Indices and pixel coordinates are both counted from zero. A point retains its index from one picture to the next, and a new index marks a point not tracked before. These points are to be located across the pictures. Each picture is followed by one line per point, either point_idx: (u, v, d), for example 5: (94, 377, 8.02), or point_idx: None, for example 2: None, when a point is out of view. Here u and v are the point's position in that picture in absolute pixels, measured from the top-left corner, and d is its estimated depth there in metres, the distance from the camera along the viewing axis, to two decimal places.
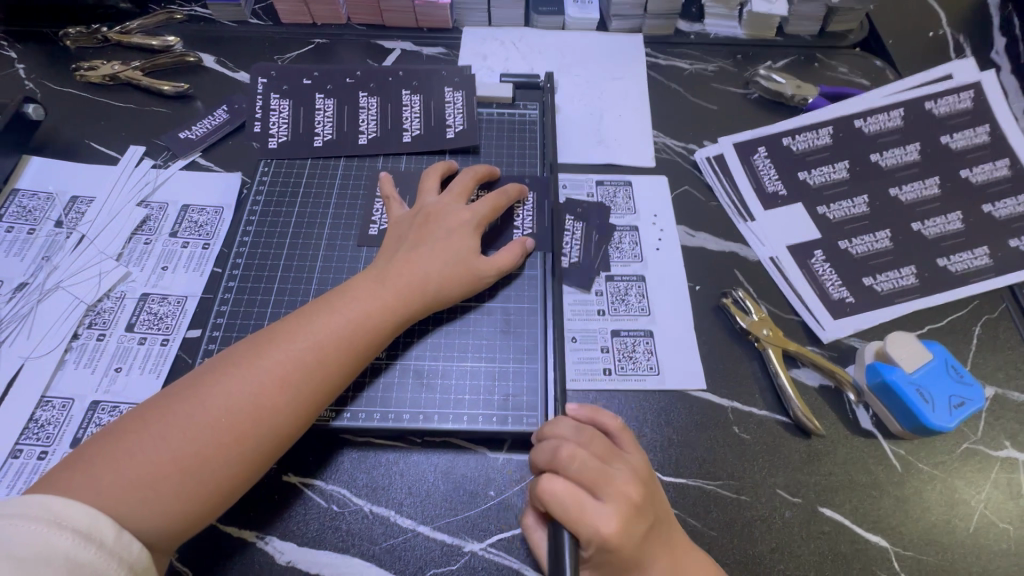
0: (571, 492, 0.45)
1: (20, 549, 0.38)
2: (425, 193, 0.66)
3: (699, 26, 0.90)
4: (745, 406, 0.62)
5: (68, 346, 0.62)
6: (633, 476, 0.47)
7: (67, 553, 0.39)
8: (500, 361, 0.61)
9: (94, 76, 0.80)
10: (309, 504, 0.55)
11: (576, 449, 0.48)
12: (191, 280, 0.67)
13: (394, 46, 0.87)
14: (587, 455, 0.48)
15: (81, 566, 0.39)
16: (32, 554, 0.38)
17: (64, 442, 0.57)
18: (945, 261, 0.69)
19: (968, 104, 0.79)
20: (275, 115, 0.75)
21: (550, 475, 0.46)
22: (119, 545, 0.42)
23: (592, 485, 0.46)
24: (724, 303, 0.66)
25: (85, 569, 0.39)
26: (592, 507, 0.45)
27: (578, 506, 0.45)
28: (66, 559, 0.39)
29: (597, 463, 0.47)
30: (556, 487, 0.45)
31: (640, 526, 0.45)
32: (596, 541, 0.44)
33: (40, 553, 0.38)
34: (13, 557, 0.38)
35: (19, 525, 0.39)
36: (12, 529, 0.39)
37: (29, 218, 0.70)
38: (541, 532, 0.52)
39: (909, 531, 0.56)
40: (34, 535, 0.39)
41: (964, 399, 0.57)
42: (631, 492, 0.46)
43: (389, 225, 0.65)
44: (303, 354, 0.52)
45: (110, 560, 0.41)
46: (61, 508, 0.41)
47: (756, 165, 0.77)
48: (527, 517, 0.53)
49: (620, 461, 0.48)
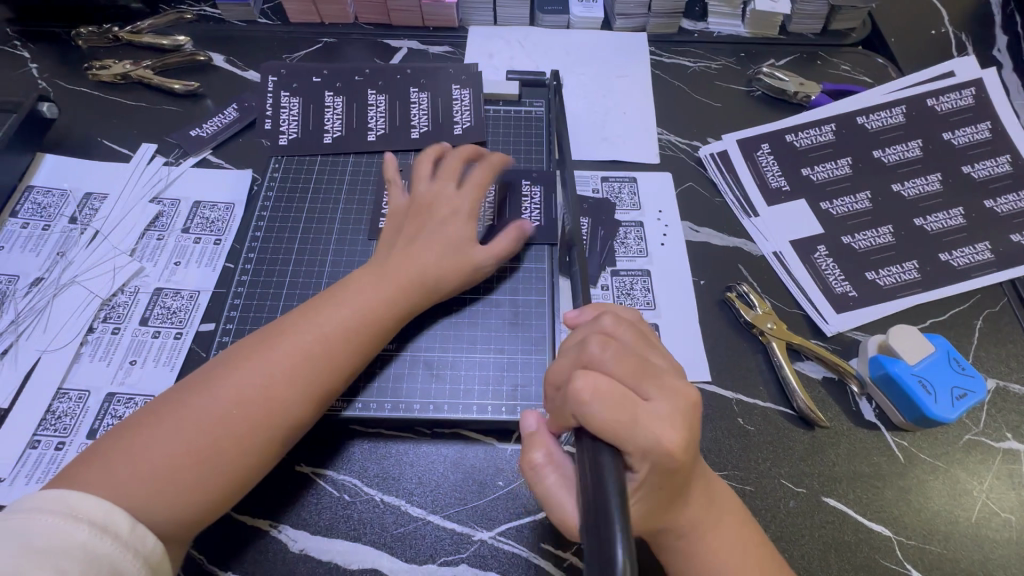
0: (620, 392, 0.43)
1: (38, 540, 0.39)
2: (418, 180, 0.66)
3: (703, 25, 0.91)
4: (749, 398, 0.62)
5: (83, 340, 0.63)
6: (679, 378, 0.47)
7: (83, 544, 0.40)
8: (509, 352, 0.62)
9: (106, 75, 0.81)
10: (321, 494, 0.56)
11: (613, 345, 0.47)
12: (204, 275, 0.68)
13: (402, 45, 0.88)
14: (624, 353, 0.47)
15: (97, 558, 0.40)
16: (51, 545, 0.40)
17: (81, 434, 0.58)
18: (947, 256, 0.70)
19: (969, 101, 0.79)
20: (285, 113, 0.76)
21: (591, 375, 0.44)
22: (133, 537, 0.43)
23: (638, 385, 0.45)
24: (728, 297, 0.67)
25: (103, 560, 0.41)
26: (646, 408, 0.43)
27: (630, 409, 0.42)
28: (82, 549, 0.40)
29: (638, 360, 0.46)
30: (600, 385, 0.43)
31: (692, 429, 0.45)
32: (655, 448, 0.42)
33: (57, 543, 0.40)
34: (31, 547, 0.39)
35: (37, 518, 0.41)
36: (31, 522, 0.40)
37: (44, 214, 0.71)
38: (560, 461, 0.47)
39: (911, 521, 0.56)
40: (51, 527, 0.40)
41: (965, 390, 0.58)
42: (681, 390, 0.46)
43: (387, 215, 0.66)
44: (308, 347, 0.53)
45: (125, 551, 0.42)
46: (77, 502, 0.42)
47: (759, 161, 0.77)
48: (534, 452, 0.47)
49: (658, 360, 0.48)
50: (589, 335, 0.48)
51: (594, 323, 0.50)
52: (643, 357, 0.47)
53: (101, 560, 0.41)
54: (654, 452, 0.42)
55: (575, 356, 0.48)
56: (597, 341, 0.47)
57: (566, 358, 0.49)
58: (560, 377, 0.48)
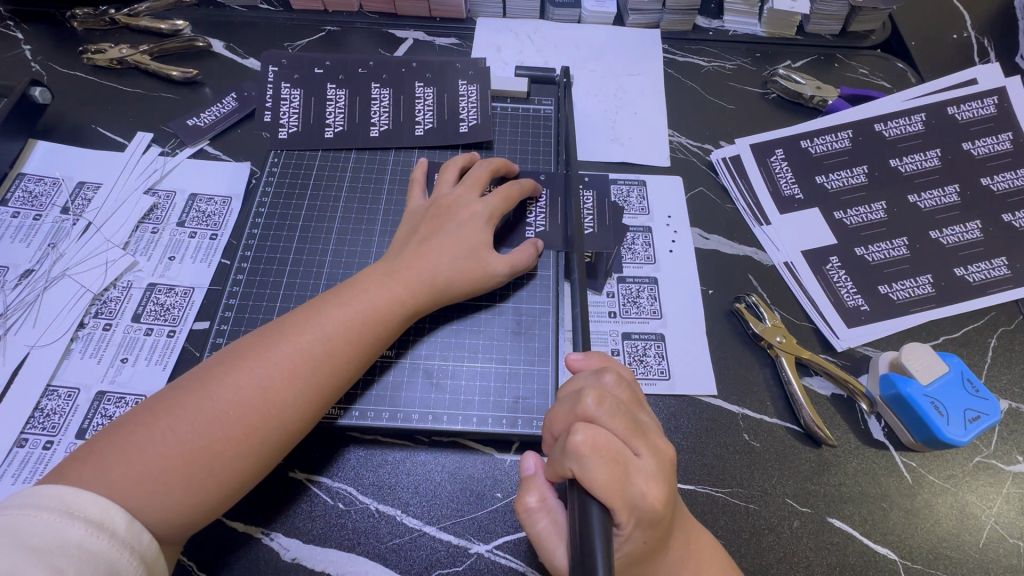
0: (614, 449, 0.43)
1: (32, 538, 0.38)
2: (442, 184, 0.65)
3: (718, 23, 0.89)
4: (756, 414, 0.61)
5: (74, 335, 0.62)
6: (662, 436, 0.47)
7: (78, 542, 0.39)
8: (511, 362, 0.60)
9: (101, 60, 0.79)
10: (315, 502, 0.55)
11: (610, 399, 0.45)
12: (198, 271, 0.66)
13: (407, 36, 0.85)
14: (619, 409, 0.46)
15: (93, 557, 0.39)
16: (45, 544, 0.38)
17: (69, 433, 0.56)
18: (963, 272, 0.68)
19: (991, 110, 0.77)
20: (285, 105, 0.73)
21: (591, 427, 0.43)
22: (131, 535, 0.42)
23: (628, 441, 0.44)
24: (737, 308, 0.66)
25: (98, 559, 0.40)
26: (635, 465, 0.43)
27: (622, 467, 0.42)
28: (78, 549, 0.39)
29: (630, 418, 0.46)
30: (598, 440, 0.42)
31: (673, 486, 0.45)
32: (641, 505, 0.42)
33: (53, 543, 0.39)
34: (25, 546, 0.38)
35: (31, 515, 0.40)
36: (26, 520, 0.39)
37: (35, 204, 0.69)
38: (553, 507, 0.47)
39: (917, 544, 0.55)
40: (47, 525, 0.39)
41: (979, 413, 0.57)
42: (664, 449, 0.46)
43: (405, 214, 0.65)
44: (312, 347, 0.52)
45: (121, 550, 0.41)
46: (72, 498, 0.41)
47: (772, 167, 0.75)
48: (529, 495, 0.47)
49: (646, 419, 0.47)
50: (587, 388, 0.47)
51: (594, 378, 0.49)
52: (634, 414, 0.47)
53: (98, 560, 0.40)
54: (640, 510, 0.42)
55: (572, 410, 0.46)
56: (595, 395, 0.45)
57: (561, 408, 0.47)
58: (556, 427, 0.47)
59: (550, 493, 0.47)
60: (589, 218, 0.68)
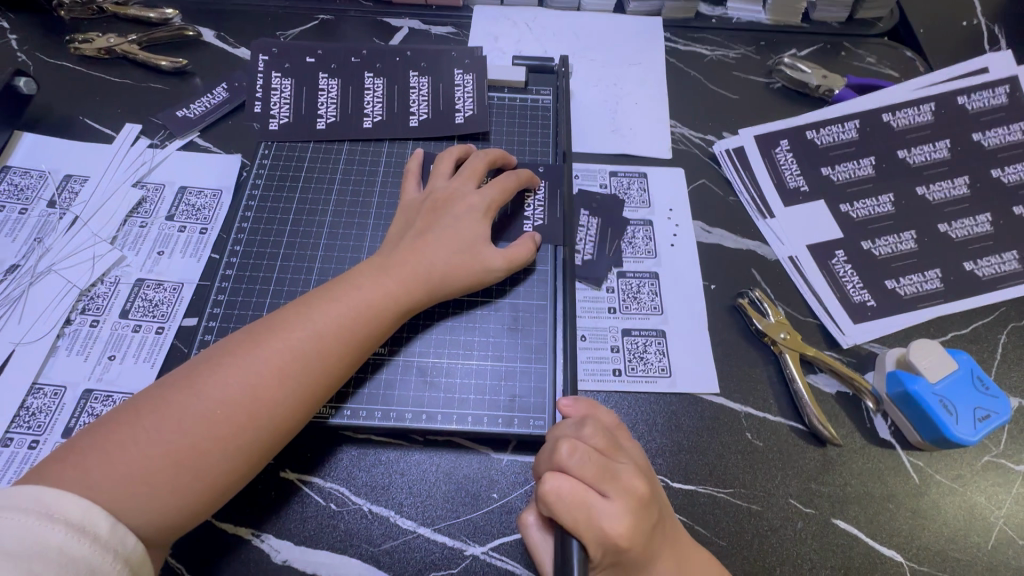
0: (578, 494, 0.42)
1: (9, 541, 0.37)
2: (438, 175, 0.63)
3: (721, 10, 0.86)
4: (759, 412, 0.59)
5: (60, 332, 0.60)
6: (644, 476, 0.45)
7: (58, 546, 0.38)
8: (508, 359, 0.59)
9: (89, 49, 0.77)
10: (307, 502, 0.53)
11: (581, 446, 0.45)
12: (188, 266, 0.65)
13: (403, 24, 0.83)
14: (593, 453, 0.45)
15: (74, 561, 0.38)
16: (23, 548, 0.37)
17: (55, 432, 0.55)
18: (972, 266, 0.66)
19: (1003, 100, 0.75)
20: (276, 95, 0.71)
21: (556, 475, 0.43)
22: (114, 538, 0.41)
23: (598, 487, 0.44)
24: (740, 303, 0.64)
25: (78, 563, 0.38)
26: (601, 511, 0.42)
27: (585, 513, 0.42)
28: (58, 552, 0.38)
29: (604, 463, 0.44)
30: (561, 490, 0.43)
31: (649, 525, 0.44)
32: (608, 548, 0.42)
33: (30, 547, 0.37)
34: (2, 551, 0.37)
35: (6, 516, 0.38)
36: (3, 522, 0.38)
37: (21, 197, 0.67)
38: (546, 530, 0.48)
39: (924, 546, 0.54)
40: (24, 527, 0.38)
41: (989, 412, 0.55)
42: (643, 490, 0.44)
43: (400, 206, 0.63)
44: (303, 344, 0.50)
45: (103, 553, 0.40)
46: (53, 500, 0.40)
47: (776, 158, 0.73)
48: (527, 514, 0.49)
49: (625, 462, 0.46)
50: (562, 437, 0.46)
51: (573, 426, 0.48)
52: (612, 459, 0.45)
53: (79, 563, 0.38)
54: (608, 552, 0.42)
55: (549, 453, 0.46)
56: (568, 443, 0.45)
57: (543, 450, 0.48)
58: (539, 463, 0.48)
59: (545, 515, 0.49)
60: (584, 215, 0.69)
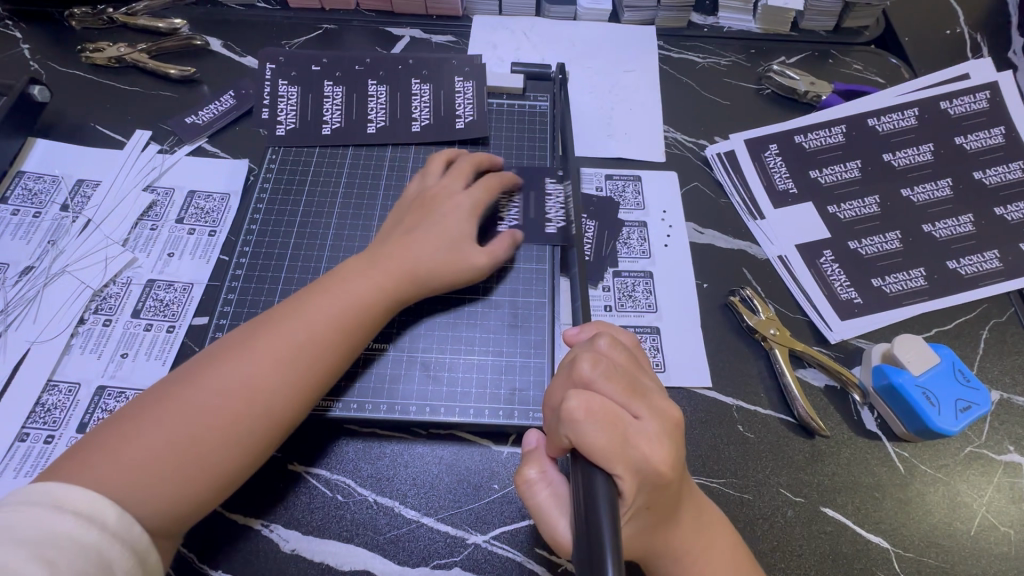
0: (610, 412, 0.43)
1: (22, 532, 0.39)
2: (428, 174, 0.66)
3: (713, 19, 0.89)
4: (750, 405, 0.62)
5: (74, 331, 0.62)
6: (664, 398, 0.48)
7: (67, 533, 0.40)
8: (508, 355, 0.61)
9: (101, 58, 0.79)
10: (314, 494, 0.55)
11: (603, 362, 0.46)
12: (197, 267, 0.67)
13: (404, 34, 0.86)
14: (615, 372, 0.46)
15: (83, 547, 0.40)
16: (35, 536, 0.39)
17: (70, 427, 0.57)
18: (955, 264, 0.69)
19: (984, 105, 0.78)
20: (283, 102, 0.74)
21: (584, 394, 0.43)
22: (120, 527, 0.42)
23: (627, 404, 0.45)
24: (731, 301, 0.66)
25: (88, 549, 0.40)
26: (635, 428, 0.43)
27: (620, 430, 0.42)
28: (68, 539, 0.39)
29: (627, 381, 0.46)
30: (592, 405, 0.43)
31: (678, 448, 0.46)
32: (644, 468, 0.42)
33: (43, 535, 0.39)
34: (15, 541, 0.38)
35: (16, 511, 0.40)
36: (17, 516, 0.40)
37: (34, 201, 0.70)
38: (553, 479, 0.47)
39: (909, 533, 0.56)
40: (37, 519, 0.40)
41: (969, 403, 0.58)
42: (667, 411, 0.46)
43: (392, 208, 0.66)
44: (295, 338, 0.52)
45: (111, 541, 0.41)
46: (63, 494, 0.42)
47: (766, 162, 0.76)
48: (529, 467, 0.47)
49: (645, 382, 0.48)
50: (581, 353, 0.48)
51: (588, 344, 0.50)
52: (632, 377, 0.47)
53: (87, 549, 0.39)
54: (643, 473, 0.42)
55: (568, 376, 0.47)
56: (590, 358, 0.46)
57: (559, 379, 0.48)
58: (553, 398, 0.48)
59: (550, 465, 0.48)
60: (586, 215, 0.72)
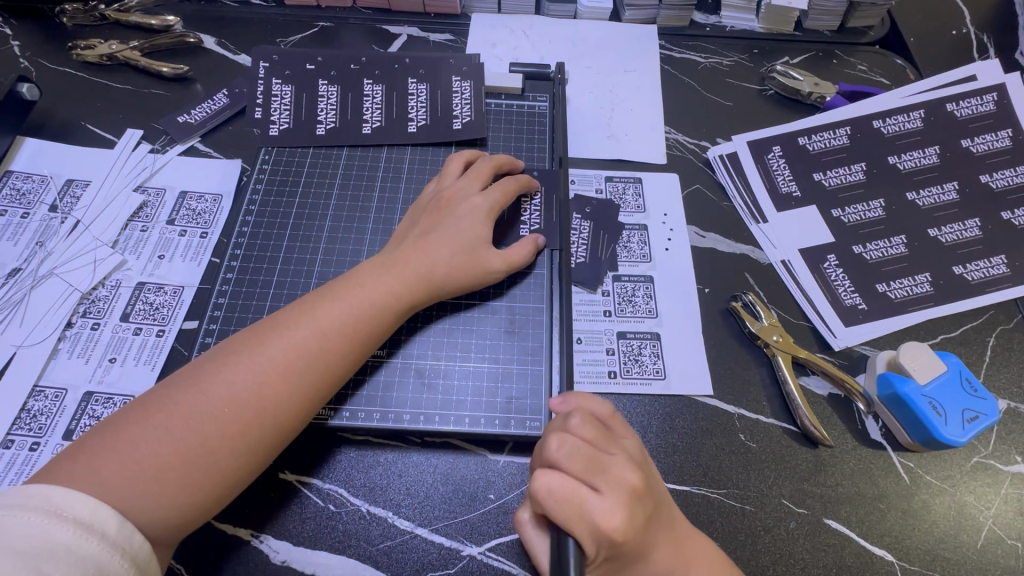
0: (570, 490, 0.42)
1: (19, 541, 0.38)
2: (446, 177, 0.64)
3: (715, 19, 0.88)
4: (752, 414, 0.60)
5: (61, 335, 0.61)
6: (633, 464, 0.46)
7: (66, 545, 0.38)
8: (505, 361, 0.60)
9: (91, 56, 0.78)
10: (306, 504, 0.54)
11: (571, 439, 0.45)
12: (188, 269, 0.65)
13: (401, 31, 0.85)
14: (581, 446, 0.45)
15: (82, 559, 0.38)
16: (32, 547, 0.38)
17: (56, 434, 0.56)
18: (961, 270, 0.68)
19: (991, 106, 0.76)
20: (277, 101, 0.72)
21: (546, 472, 0.43)
22: (121, 536, 0.41)
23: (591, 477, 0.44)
24: (733, 306, 0.65)
25: (87, 561, 0.39)
26: (597, 501, 0.42)
27: (579, 505, 0.42)
28: (66, 551, 0.38)
29: (593, 453, 0.45)
30: (553, 485, 0.43)
31: (641, 514, 0.44)
32: (602, 539, 0.42)
33: (41, 546, 0.38)
34: (12, 550, 0.37)
35: (9, 514, 0.38)
36: (13, 521, 0.38)
37: (23, 201, 0.68)
38: (541, 529, 0.48)
39: (914, 546, 0.55)
40: (34, 527, 0.38)
41: (977, 413, 0.56)
42: (633, 480, 0.45)
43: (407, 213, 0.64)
44: (306, 342, 0.51)
45: (111, 552, 0.40)
46: (62, 499, 0.40)
47: (769, 164, 0.75)
48: (521, 514, 0.49)
49: (615, 450, 0.47)
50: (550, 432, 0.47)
51: (561, 419, 0.48)
52: (601, 449, 0.46)
53: (87, 563, 0.39)
54: (603, 545, 0.42)
55: (539, 454, 0.46)
56: (555, 437, 0.45)
57: (538, 448, 0.49)
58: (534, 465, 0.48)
59: (541, 512, 0.49)
60: (581, 249, 0.68)
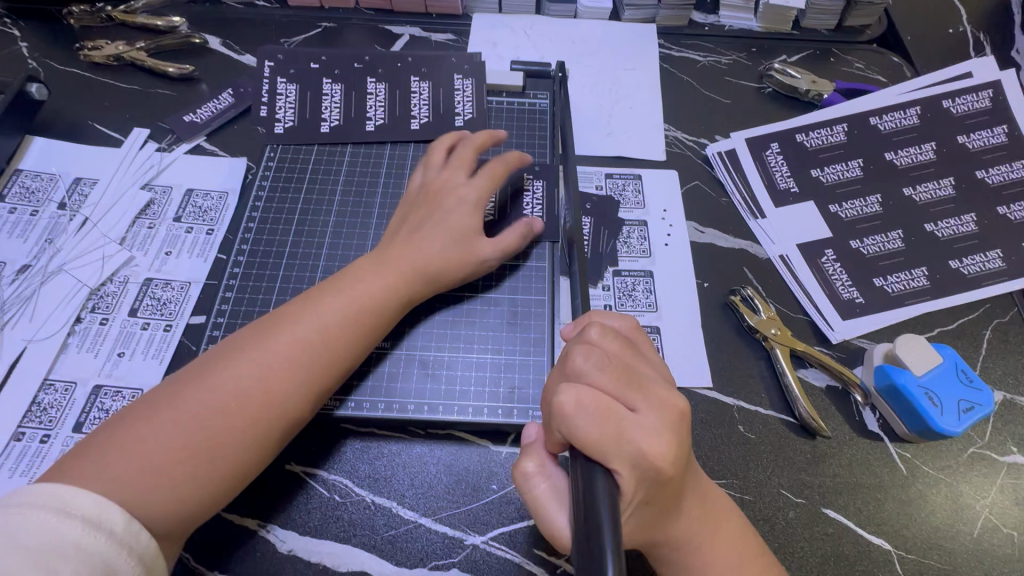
0: (603, 404, 0.43)
1: (29, 539, 0.38)
2: (432, 165, 0.65)
3: (714, 18, 0.89)
4: (751, 405, 0.61)
5: (71, 330, 0.62)
6: (663, 386, 0.47)
7: (75, 542, 0.39)
8: (507, 353, 0.60)
9: (98, 56, 0.79)
10: (311, 494, 0.55)
11: (596, 352, 0.46)
12: (195, 265, 0.66)
13: (403, 31, 0.86)
14: (608, 360, 0.46)
15: (91, 556, 0.39)
16: (41, 544, 0.38)
17: (66, 427, 0.57)
18: (957, 264, 0.68)
19: (986, 103, 0.77)
20: (281, 100, 0.73)
21: (575, 388, 0.43)
22: (128, 534, 0.42)
23: (623, 396, 0.44)
24: (732, 300, 0.66)
25: (95, 558, 0.39)
26: (633, 421, 0.43)
27: (615, 420, 0.42)
28: (76, 548, 0.39)
29: (622, 369, 0.46)
30: (583, 398, 0.43)
31: (682, 436, 0.45)
32: (640, 462, 0.42)
33: (49, 543, 0.38)
34: (22, 548, 0.38)
35: (16, 513, 0.39)
36: (22, 519, 0.39)
37: (32, 200, 0.69)
38: (551, 474, 0.46)
39: (911, 534, 0.55)
40: (43, 524, 0.39)
41: (973, 403, 0.57)
42: (668, 400, 0.46)
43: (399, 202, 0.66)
44: (309, 336, 0.52)
45: (119, 549, 0.41)
46: (71, 498, 0.41)
47: (768, 161, 0.76)
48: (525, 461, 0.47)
49: (643, 368, 0.47)
50: (573, 345, 0.47)
51: (580, 335, 0.49)
52: (628, 365, 0.47)
53: (96, 560, 0.39)
54: (642, 466, 0.42)
55: (562, 368, 0.47)
56: (581, 350, 0.46)
57: (554, 373, 0.48)
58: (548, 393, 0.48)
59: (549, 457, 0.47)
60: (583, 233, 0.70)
